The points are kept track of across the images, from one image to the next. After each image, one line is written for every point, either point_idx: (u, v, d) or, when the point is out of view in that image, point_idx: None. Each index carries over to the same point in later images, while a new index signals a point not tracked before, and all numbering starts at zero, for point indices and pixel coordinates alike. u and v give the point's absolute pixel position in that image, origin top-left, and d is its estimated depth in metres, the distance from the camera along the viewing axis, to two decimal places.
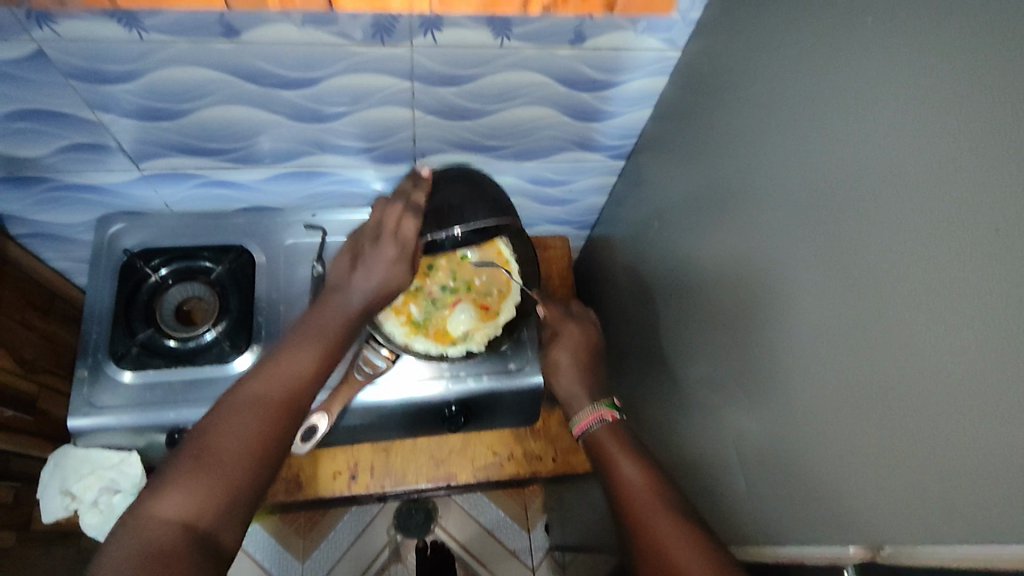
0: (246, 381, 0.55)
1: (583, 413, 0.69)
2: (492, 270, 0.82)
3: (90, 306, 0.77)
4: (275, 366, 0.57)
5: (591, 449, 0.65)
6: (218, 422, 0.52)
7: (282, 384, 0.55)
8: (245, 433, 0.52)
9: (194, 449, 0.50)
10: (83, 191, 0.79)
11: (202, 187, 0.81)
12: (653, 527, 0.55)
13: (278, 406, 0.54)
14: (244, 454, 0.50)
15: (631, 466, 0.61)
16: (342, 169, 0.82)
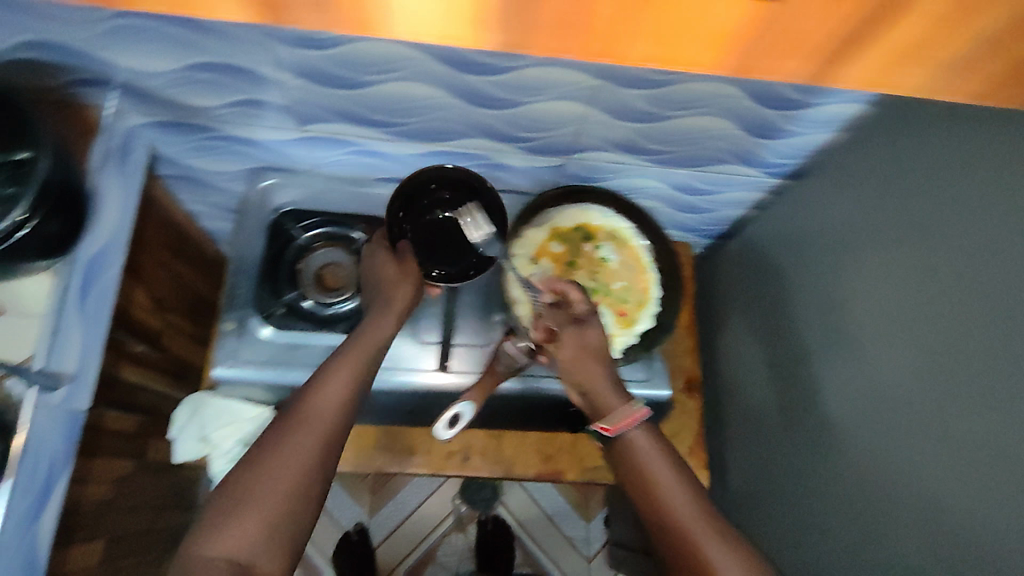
0: (290, 425, 0.55)
1: (612, 414, 0.58)
2: (631, 276, 0.81)
3: (239, 259, 0.78)
4: (313, 403, 0.56)
5: (621, 453, 0.59)
6: (254, 471, 0.52)
7: (327, 407, 0.56)
8: (267, 485, 0.51)
9: (229, 505, 0.50)
10: (240, 143, 0.79)
11: (353, 154, 0.80)
12: (702, 552, 0.51)
13: (318, 451, 0.54)
14: (271, 513, 0.50)
15: (687, 500, 0.55)
16: (494, 153, 0.80)
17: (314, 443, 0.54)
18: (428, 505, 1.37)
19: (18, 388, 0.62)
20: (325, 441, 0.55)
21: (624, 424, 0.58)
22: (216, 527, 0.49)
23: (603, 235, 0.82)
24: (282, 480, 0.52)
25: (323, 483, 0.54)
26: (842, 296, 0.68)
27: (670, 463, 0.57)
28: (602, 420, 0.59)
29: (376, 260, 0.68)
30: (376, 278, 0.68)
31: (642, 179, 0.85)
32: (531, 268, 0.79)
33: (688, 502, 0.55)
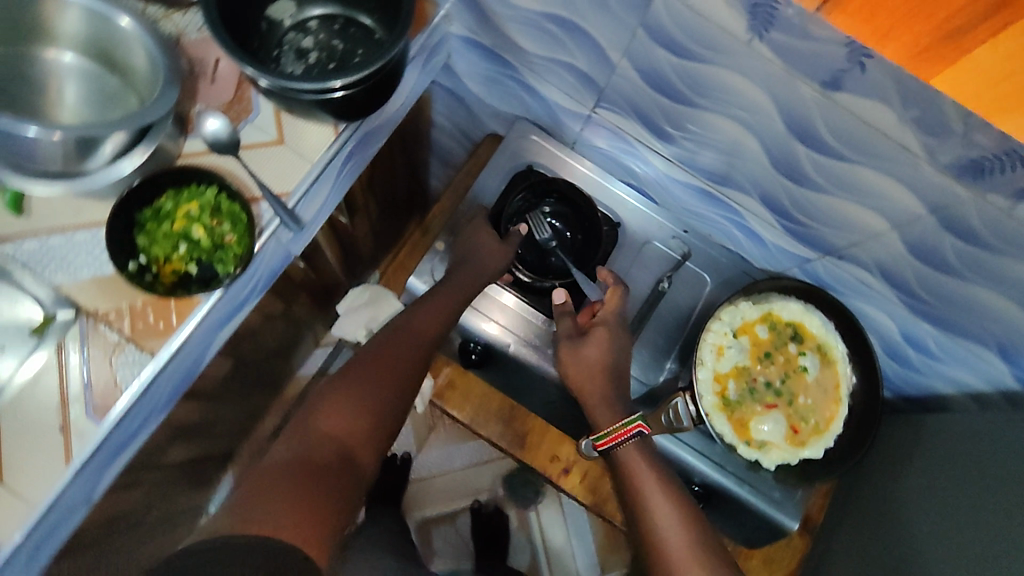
0: (392, 341, 0.67)
1: (604, 433, 0.69)
2: (821, 399, 0.76)
3: (477, 194, 0.82)
4: (400, 329, 0.68)
5: (619, 468, 0.69)
6: (355, 370, 0.63)
7: (413, 341, 0.68)
8: (375, 386, 0.63)
9: (340, 388, 0.62)
10: (525, 92, 0.81)
11: (621, 150, 0.80)
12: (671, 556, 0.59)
13: (407, 361, 0.66)
14: (370, 406, 0.61)
15: (659, 493, 0.65)
16: (749, 215, 0.78)
17: (406, 362, 0.66)
18: (471, 470, 1.39)
19: (267, 215, 0.66)
20: (414, 361, 0.67)
21: (609, 440, 0.69)
22: (325, 406, 0.60)
23: (812, 344, 0.77)
24: (373, 377, 0.63)
25: (407, 393, 0.65)
26: None
27: (664, 481, 0.66)
28: (597, 435, 0.70)
29: (479, 238, 0.76)
30: (472, 259, 0.74)
31: (872, 307, 0.80)
32: (728, 340, 0.76)
33: (674, 515, 0.63)
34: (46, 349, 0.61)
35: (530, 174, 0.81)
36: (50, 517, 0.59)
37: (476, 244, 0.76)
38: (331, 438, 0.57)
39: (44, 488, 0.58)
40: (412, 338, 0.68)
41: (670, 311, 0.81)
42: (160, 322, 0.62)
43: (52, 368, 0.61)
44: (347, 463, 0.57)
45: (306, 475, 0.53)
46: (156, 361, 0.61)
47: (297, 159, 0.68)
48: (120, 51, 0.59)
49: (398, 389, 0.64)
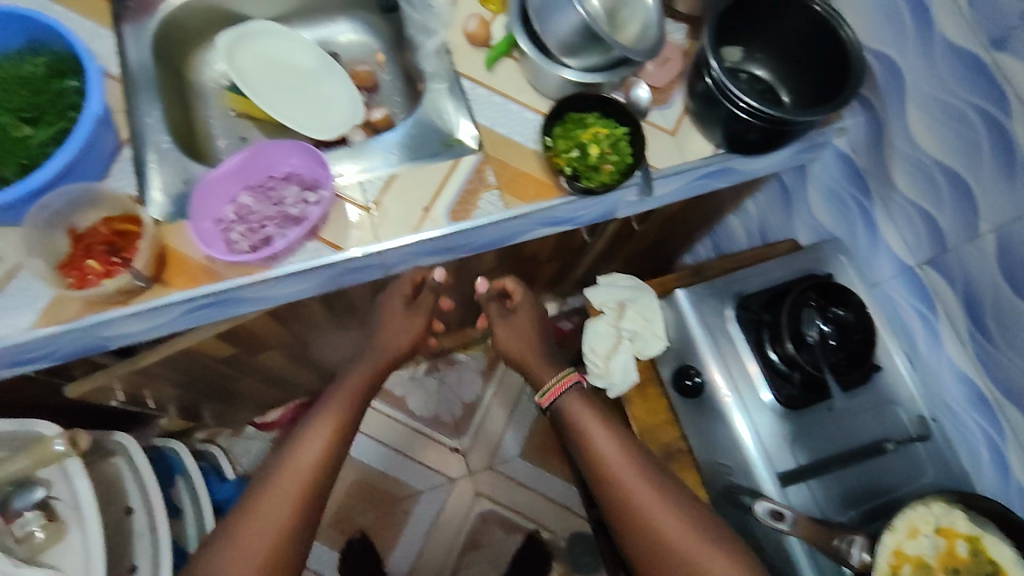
0: (288, 472, 0.72)
1: (548, 388, 0.84)
2: None
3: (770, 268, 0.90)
4: (293, 456, 0.74)
5: (565, 418, 0.81)
6: (256, 504, 0.70)
7: (311, 459, 0.73)
8: (272, 520, 0.69)
9: (232, 535, 0.68)
10: (863, 221, 0.88)
11: (918, 314, 0.84)
12: (642, 508, 0.72)
13: (310, 482, 0.72)
14: (278, 538, 0.68)
15: (603, 438, 0.77)
16: (1011, 440, 0.76)
17: (301, 481, 0.72)
18: (548, 504, 1.41)
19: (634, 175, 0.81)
20: (314, 470, 0.73)
21: (551, 394, 0.83)
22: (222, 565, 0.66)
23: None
24: (280, 509, 0.69)
25: (314, 505, 0.72)
26: None
27: (606, 429, 0.78)
28: (542, 392, 0.84)
29: (386, 323, 0.91)
30: (392, 325, 0.91)
31: None
32: (925, 532, 0.72)
33: (615, 447, 0.76)
34: (446, 155, 0.79)
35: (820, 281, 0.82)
36: (374, 256, 0.74)
37: (334, 392, 0.83)
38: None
39: (390, 235, 0.74)
40: (308, 459, 0.73)
41: (878, 473, 0.79)
42: (527, 191, 0.77)
43: (441, 167, 0.77)
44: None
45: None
46: (508, 213, 0.76)
47: (677, 150, 0.82)
48: (626, 11, 0.78)
49: (310, 492, 0.71)
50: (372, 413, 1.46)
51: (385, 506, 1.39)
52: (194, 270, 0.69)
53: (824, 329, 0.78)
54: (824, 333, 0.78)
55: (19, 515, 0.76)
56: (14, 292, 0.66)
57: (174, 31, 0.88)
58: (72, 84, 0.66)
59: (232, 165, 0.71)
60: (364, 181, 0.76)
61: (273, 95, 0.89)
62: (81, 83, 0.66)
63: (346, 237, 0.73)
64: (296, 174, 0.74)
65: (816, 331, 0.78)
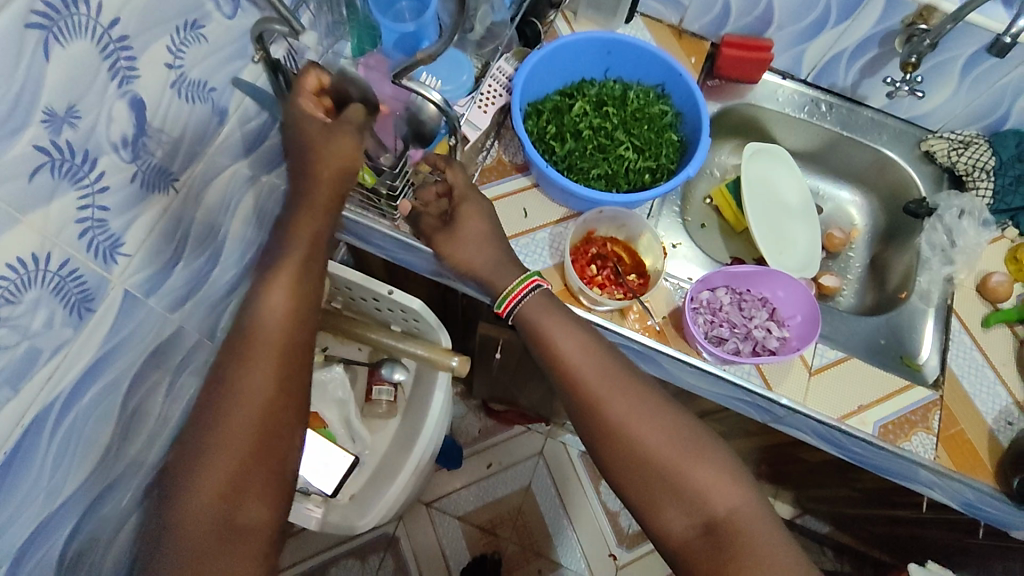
0: (248, 341, 0.50)
1: (504, 296, 0.65)
2: None
3: None
4: (254, 319, 0.51)
5: (526, 326, 0.64)
6: (219, 401, 0.49)
7: (281, 313, 0.52)
8: (265, 390, 0.49)
9: (207, 422, 0.48)
10: None
11: None
12: (615, 406, 0.57)
13: (288, 339, 0.51)
14: (263, 418, 0.49)
15: (565, 340, 0.61)
16: None
17: (283, 343, 0.51)
18: None
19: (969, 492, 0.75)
20: (298, 322, 0.52)
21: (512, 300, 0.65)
22: (200, 468, 0.47)
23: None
24: (274, 356, 0.50)
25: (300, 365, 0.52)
26: None
27: (579, 333, 0.62)
28: (498, 303, 0.66)
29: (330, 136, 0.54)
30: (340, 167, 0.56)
31: None
32: None
33: (583, 346, 0.61)
34: (902, 374, 0.80)
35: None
36: (786, 411, 0.75)
37: (288, 211, 0.56)
38: (211, 500, 0.47)
39: (815, 404, 0.74)
40: (281, 317, 0.51)
41: None
42: (962, 460, 0.74)
43: (895, 379, 0.77)
44: (232, 519, 0.47)
45: (206, 544, 0.46)
46: (933, 463, 0.73)
47: None
48: None
49: (292, 352, 0.51)
50: (566, 466, 1.48)
51: (527, 552, 1.41)
52: (655, 324, 0.77)
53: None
54: None
55: (382, 381, 0.89)
56: (524, 249, 0.79)
57: (723, 124, 1.00)
58: (675, 139, 0.80)
59: (741, 270, 0.77)
60: (819, 346, 0.78)
61: (759, 210, 0.96)
62: (678, 141, 0.81)
63: (778, 382, 0.75)
64: (772, 305, 0.79)
65: None
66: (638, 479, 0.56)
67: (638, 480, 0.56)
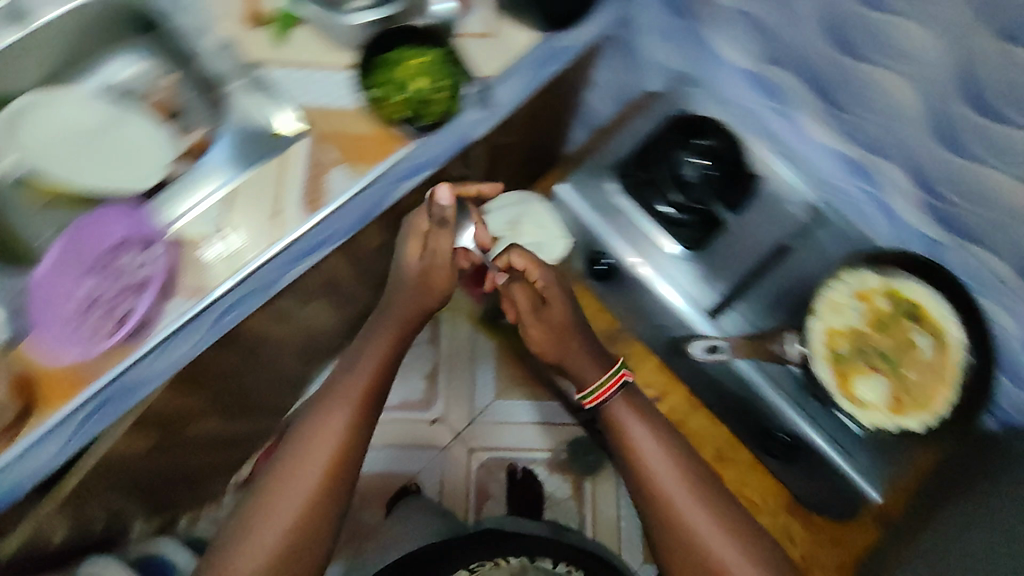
0: (314, 446, 0.75)
1: (596, 386, 0.78)
2: (930, 378, 0.77)
3: (632, 133, 0.92)
4: (315, 430, 0.76)
5: (607, 419, 0.78)
6: (255, 520, 0.72)
7: (329, 428, 0.76)
8: (291, 501, 0.72)
9: (236, 536, 0.72)
10: (701, 47, 0.93)
11: (773, 112, 0.90)
12: (685, 514, 0.72)
13: (325, 464, 0.74)
14: (290, 523, 0.72)
15: (638, 434, 0.76)
16: (891, 185, 0.83)
17: (313, 457, 0.74)
18: (537, 430, 1.45)
19: (472, 85, 0.77)
20: (331, 443, 0.75)
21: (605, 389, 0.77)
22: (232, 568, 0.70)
23: (932, 326, 0.78)
24: (311, 478, 0.73)
25: (337, 478, 0.75)
26: None
27: (646, 421, 0.77)
28: (585, 391, 0.79)
29: (405, 295, 0.85)
30: (418, 292, 0.84)
31: (997, 305, 0.81)
32: (846, 301, 0.79)
33: (660, 451, 0.75)
34: (274, 151, 0.74)
35: (681, 120, 0.88)
36: (244, 283, 0.68)
37: (330, 396, 0.78)
38: (273, 555, 0.71)
39: (252, 253, 0.68)
40: (327, 435, 0.76)
41: (795, 270, 0.85)
42: (373, 150, 0.72)
43: (272, 161, 0.73)
44: None
45: None
46: (364, 178, 0.71)
47: (501, 48, 0.79)
48: None
49: (336, 465, 0.75)
50: None
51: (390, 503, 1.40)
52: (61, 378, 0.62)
53: (691, 176, 0.85)
54: (686, 179, 0.84)
55: None
56: None
57: None
58: None
59: (52, 259, 0.67)
60: (201, 213, 0.71)
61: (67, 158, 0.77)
62: None
63: (207, 277, 0.67)
64: (121, 238, 0.69)
65: (671, 184, 0.84)
66: (687, 566, 0.72)
67: (688, 560, 0.72)
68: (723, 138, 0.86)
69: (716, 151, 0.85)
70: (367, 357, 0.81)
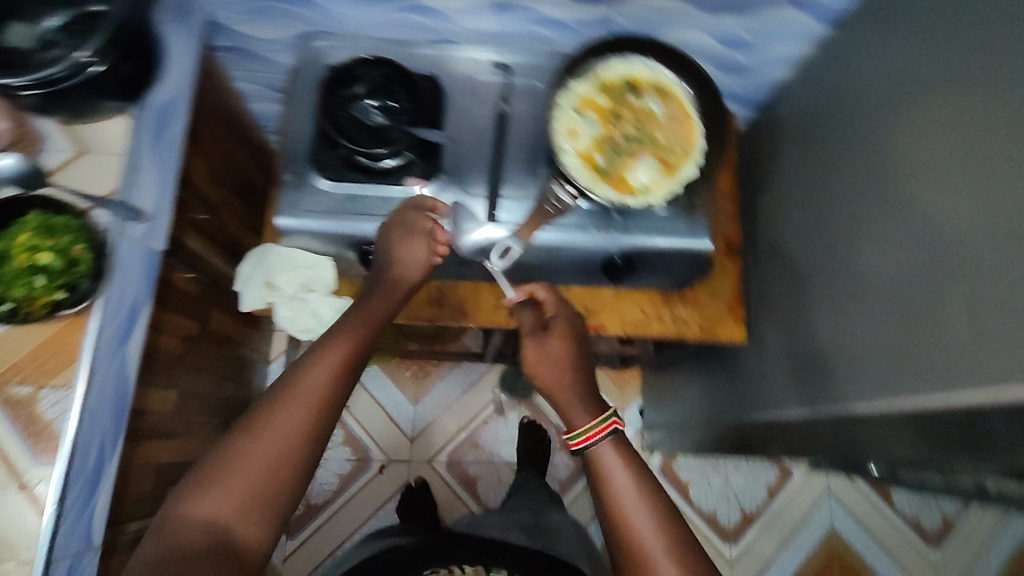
0: (281, 408, 0.60)
1: (586, 429, 0.67)
2: (676, 128, 0.81)
3: (294, 119, 0.81)
4: (245, 456, 0.58)
5: (586, 460, 0.67)
6: (242, 436, 0.59)
7: (307, 388, 0.61)
8: (280, 432, 0.59)
9: (227, 451, 0.59)
10: (292, 3, 0.80)
11: (401, 11, 0.81)
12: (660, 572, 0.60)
13: (291, 433, 0.59)
14: (269, 459, 0.58)
15: (627, 488, 0.64)
16: (537, 3, 0.80)
17: (278, 432, 0.59)
18: (465, 399, 1.43)
19: (105, 217, 0.68)
20: (294, 437, 0.59)
21: (595, 436, 0.67)
22: (205, 491, 0.57)
23: (648, 87, 0.81)
24: (274, 440, 0.59)
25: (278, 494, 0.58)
26: (887, 129, 0.68)
27: (636, 485, 0.64)
28: (573, 434, 0.68)
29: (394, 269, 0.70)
30: (399, 264, 0.71)
31: (682, 31, 0.84)
32: (576, 119, 0.80)
33: (648, 507, 0.63)
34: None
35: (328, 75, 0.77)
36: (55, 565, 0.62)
37: (308, 354, 0.63)
38: (222, 516, 0.56)
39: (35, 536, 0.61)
40: (293, 413, 0.60)
41: (523, 126, 0.84)
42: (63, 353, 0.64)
43: None
44: (224, 542, 0.56)
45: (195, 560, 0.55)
46: (79, 384, 0.63)
47: (102, 161, 0.71)
48: None
49: (289, 459, 0.59)
50: (308, 550, 1.34)
51: None
52: None
53: (382, 120, 0.77)
54: (374, 127, 0.76)
55: None
56: None
57: None
58: None
59: None
60: None
61: None
62: None
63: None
64: None
65: (367, 141, 0.76)
66: None
67: None
68: (380, 67, 0.78)
69: (379, 83, 0.77)
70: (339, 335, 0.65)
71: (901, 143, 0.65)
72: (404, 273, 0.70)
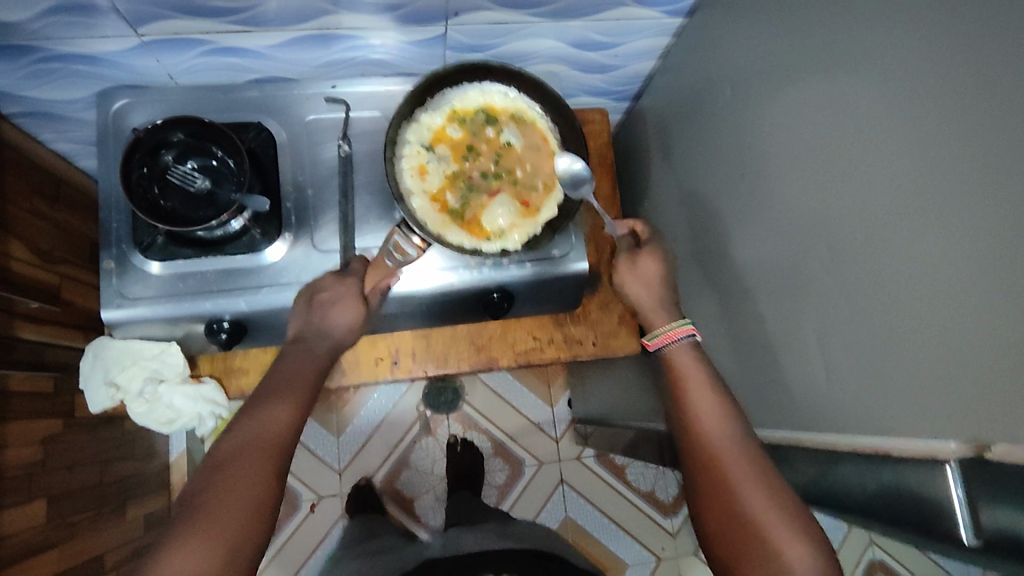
0: (249, 453, 0.57)
1: (658, 332, 0.69)
2: (538, 159, 0.74)
3: (105, 191, 0.71)
4: (209, 508, 0.53)
5: (668, 367, 0.68)
6: (216, 480, 0.55)
7: (270, 429, 0.59)
8: (255, 476, 0.56)
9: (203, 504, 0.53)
10: (76, 61, 0.69)
11: (209, 55, 0.71)
12: (731, 477, 0.58)
13: (268, 470, 0.57)
14: (253, 503, 0.55)
15: (706, 398, 0.63)
16: (362, 32, 0.71)
17: (254, 473, 0.56)
18: (389, 421, 1.39)
19: None
20: (268, 475, 0.57)
21: (664, 339, 0.68)
22: (182, 543, 0.51)
23: (506, 117, 0.74)
24: (255, 479, 0.56)
25: (259, 533, 0.55)
26: (751, 142, 0.64)
27: (712, 388, 0.64)
28: (649, 336, 0.70)
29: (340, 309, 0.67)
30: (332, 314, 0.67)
31: (530, 40, 0.77)
32: (425, 154, 0.72)
33: (713, 407, 0.63)
34: None
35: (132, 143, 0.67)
36: None
37: (262, 400, 0.61)
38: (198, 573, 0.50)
39: None
40: (258, 443, 0.58)
41: (375, 164, 0.76)
42: None
43: None
44: None
45: None
46: None
47: None
48: None
49: (268, 496, 0.56)
50: None
51: None
52: None
53: (203, 185, 0.68)
54: (199, 194, 0.69)
55: None
56: None
57: None
58: None
59: None
60: None
61: None
62: None
63: None
64: None
65: (190, 210, 0.68)
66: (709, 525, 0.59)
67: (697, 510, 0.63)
68: (195, 125, 0.68)
69: (195, 144, 0.69)
70: (284, 374, 0.64)
71: (762, 158, 0.63)
72: (327, 337, 0.67)
